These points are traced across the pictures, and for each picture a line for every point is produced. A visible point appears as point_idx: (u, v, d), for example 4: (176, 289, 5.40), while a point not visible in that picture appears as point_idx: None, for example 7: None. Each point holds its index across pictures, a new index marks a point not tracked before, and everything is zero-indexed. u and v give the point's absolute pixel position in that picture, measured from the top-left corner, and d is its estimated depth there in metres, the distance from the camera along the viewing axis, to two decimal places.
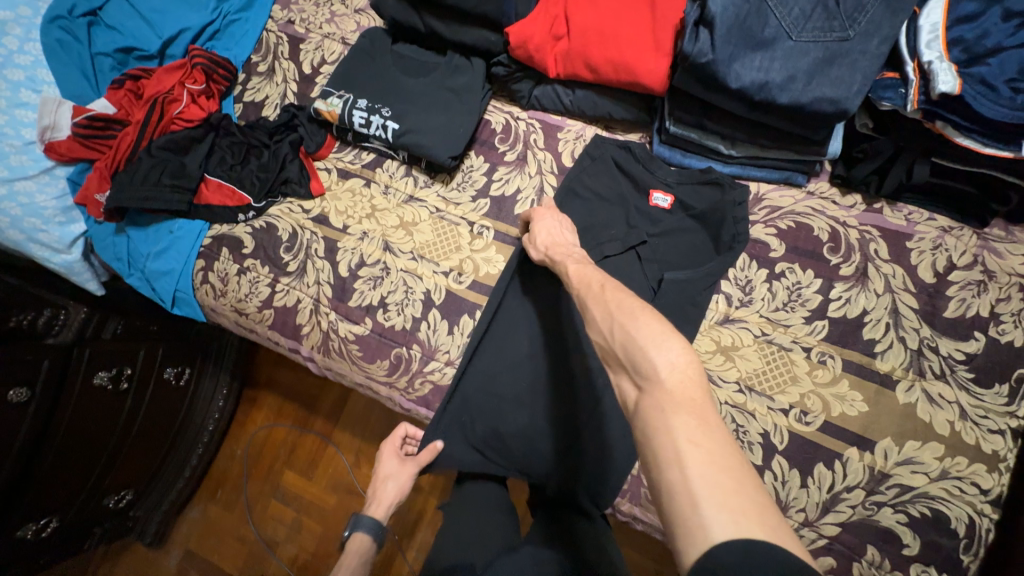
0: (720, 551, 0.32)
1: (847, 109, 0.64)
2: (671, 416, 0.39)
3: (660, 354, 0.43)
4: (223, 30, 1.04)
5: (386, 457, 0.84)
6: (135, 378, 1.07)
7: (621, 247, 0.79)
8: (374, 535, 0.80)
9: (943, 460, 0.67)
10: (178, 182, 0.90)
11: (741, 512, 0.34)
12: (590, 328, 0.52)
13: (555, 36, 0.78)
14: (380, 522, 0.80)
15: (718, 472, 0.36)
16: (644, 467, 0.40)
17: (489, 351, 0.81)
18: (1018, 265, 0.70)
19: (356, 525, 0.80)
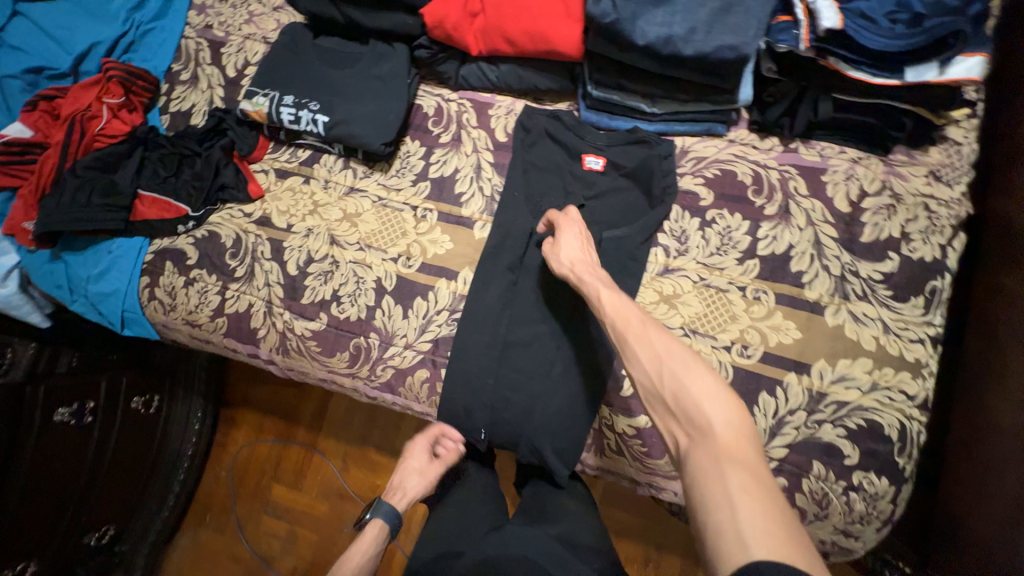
0: (760, 568, 0.39)
1: (747, 53, 0.69)
2: (728, 469, 0.47)
3: (715, 410, 0.51)
4: (139, 41, 1.00)
5: (415, 455, 0.89)
6: (100, 410, 1.05)
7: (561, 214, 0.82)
8: (391, 523, 0.85)
9: (873, 373, 0.72)
10: (110, 200, 0.88)
11: (785, 555, 0.41)
12: (635, 369, 0.59)
13: (471, 13, 0.79)
14: (397, 511, 0.85)
15: (765, 513, 0.44)
16: (694, 502, 0.47)
17: (452, 332, 0.82)
18: (921, 185, 0.76)
19: (377, 510, 0.86)
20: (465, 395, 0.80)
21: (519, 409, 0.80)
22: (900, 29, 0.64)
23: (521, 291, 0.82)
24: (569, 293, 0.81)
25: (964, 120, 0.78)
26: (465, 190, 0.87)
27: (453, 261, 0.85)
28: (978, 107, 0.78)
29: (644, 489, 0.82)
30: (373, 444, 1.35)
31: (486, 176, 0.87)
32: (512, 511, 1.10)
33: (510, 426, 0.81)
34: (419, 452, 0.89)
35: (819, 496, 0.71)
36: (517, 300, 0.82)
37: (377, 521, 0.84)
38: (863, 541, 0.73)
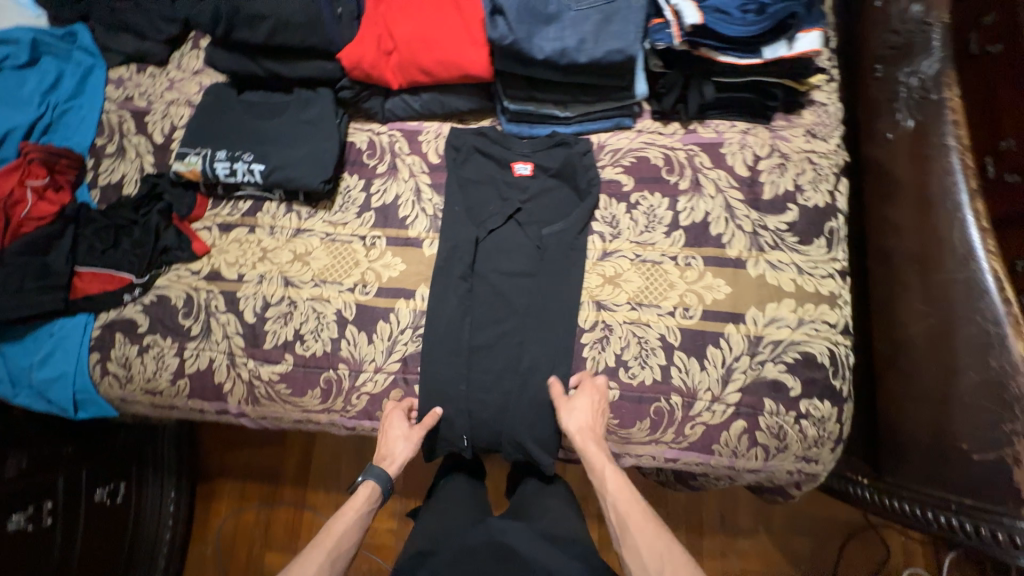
0: None
1: (633, 53, 0.79)
2: None
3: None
4: (57, 122, 0.99)
5: (395, 421, 0.82)
6: (60, 510, 1.03)
7: (502, 220, 0.89)
8: (383, 485, 0.80)
9: (798, 311, 0.82)
10: (47, 282, 0.87)
11: None
12: (635, 560, 0.69)
13: (385, 52, 0.84)
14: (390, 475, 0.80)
15: None
16: None
17: (420, 347, 0.85)
18: (802, 144, 0.88)
19: (368, 474, 0.80)
20: (442, 405, 0.83)
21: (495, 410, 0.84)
22: (750, 17, 0.77)
23: (478, 299, 0.87)
24: (523, 292, 0.86)
25: (825, 85, 0.91)
26: (408, 213, 0.91)
27: (408, 281, 0.88)
28: (833, 72, 0.92)
29: (626, 461, 0.85)
30: None
31: (426, 197, 0.92)
32: (497, 513, 1.18)
33: (489, 427, 0.84)
34: (399, 418, 0.82)
35: (775, 430, 0.79)
36: (476, 308, 0.86)
37: (368, 484, 0.79)
38: (823, 463, 0.81)
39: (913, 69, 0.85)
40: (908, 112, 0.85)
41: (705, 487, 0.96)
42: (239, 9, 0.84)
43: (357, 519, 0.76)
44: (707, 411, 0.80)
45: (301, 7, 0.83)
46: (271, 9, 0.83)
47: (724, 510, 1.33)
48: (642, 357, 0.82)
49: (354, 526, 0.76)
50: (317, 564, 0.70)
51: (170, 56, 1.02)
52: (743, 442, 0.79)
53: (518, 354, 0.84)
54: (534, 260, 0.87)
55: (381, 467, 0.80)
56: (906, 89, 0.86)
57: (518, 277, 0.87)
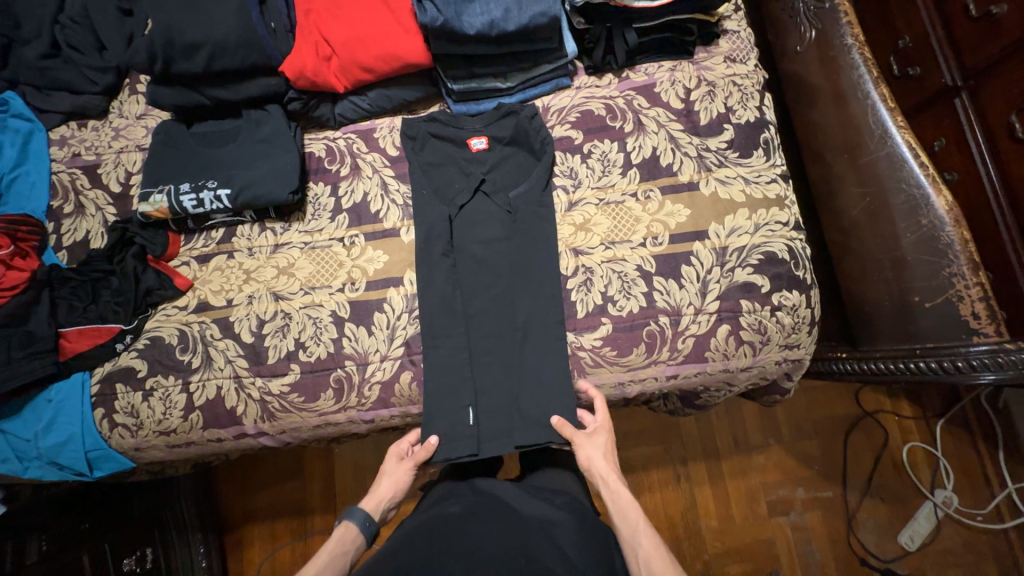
0: None
1: (555, 13, 0.85)
2: None
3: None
4: (6, 191, 0.98)
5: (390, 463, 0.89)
6: None
7: (470, 194, 0.94)
8: (363, 529, 0.83)
9: (753, 217, 0.89)
10: (34, 348, 0.87)
11: None
12: None
13: (325, 57, 0.88)
14: (371, 516, 0.85)
15: None
16: None
17: (422, 324, 0.89)
18: (723, 70, 0.96)
19: (349, 515, 0.84)
20: (452, 373, 0.88)
21: (503, 369, 0.90)
22: None
23: (464, 271, 0.92)
24: (504, 256, 0.92)
25: (734, 14, 1.00)
26: (380, 207, 0.95)
27: (394, 269, 0.92)
28: (738, 2, 1.00)
29: (633, 389, 0.89)
30: None
31: (393, 189, 0.95)
32: (502, 476, 1.27)
33: (501, 388, 0.89)
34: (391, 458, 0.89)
35: (757, 326, 0.86)
36: (466, 281, 0.92)
37: (347, 525, 0.82)
38: (804, 347, 0.88)
39: None
40: (809, 24, 0.96)
41: (709, 403, 1.02)
42: (174, 41, 0.86)
43: (332, 561, 0.78)
44: (693, 323, 0.87)
45: (234, 27, 0.86)
46: (206, 36, 0.85)
47: (736, 432, 1.41)
48: (625, 289, 0.88)
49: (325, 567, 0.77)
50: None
51: (110, 106, 1.03)
52: (731, 343, 0.87)
53: (515, 315, 0.90)
54: (508, 226, 0.93)
55: (364, 507, 0.85)
56: (802, 4, 0.97)
57: (497, 244, 0.93)
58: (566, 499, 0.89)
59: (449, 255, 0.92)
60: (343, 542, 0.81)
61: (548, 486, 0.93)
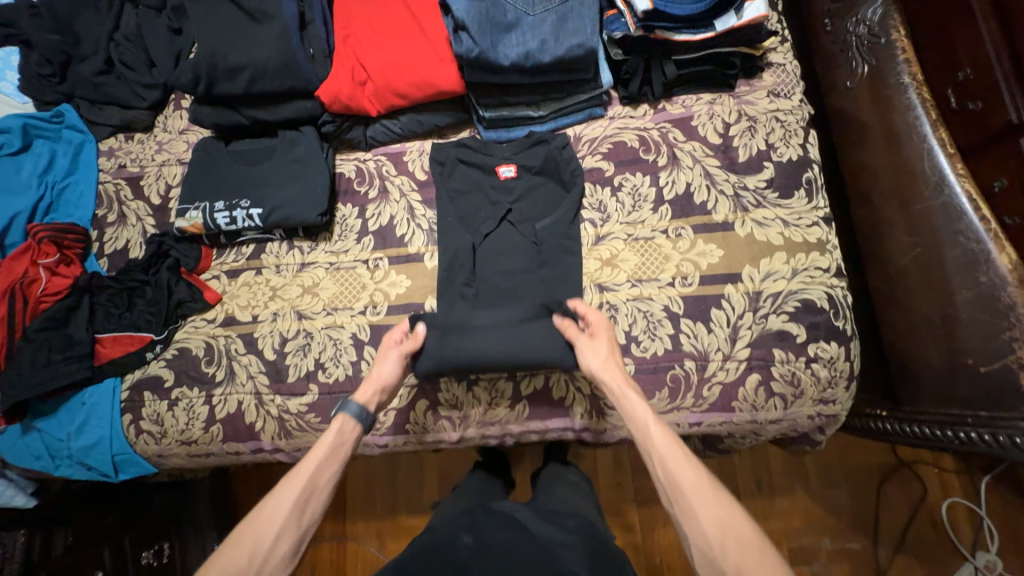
0: None
1: (592, 46, 0.83)
2: None
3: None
4: (57, 200, 1.03)
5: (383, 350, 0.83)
6: None
7: (495, 223, 0.93)
8: (360, 419, 0.78)
9: (790, 262, 0.85)
10: (71, 353, 0.90)
11: None
12: (694, 529, 0.64)
13: (360, 82, 0.89)
14: (368, 410, 0.79)
15: None
16: None
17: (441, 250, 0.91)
18: (766, 104, 0.92)
19: (343, 408, 0.78)
20: (464, 303, 0.89)
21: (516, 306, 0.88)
22: None
23: (483, 297, 0.90)
24: (524, 283, 0.90)
25: (779, 46, 0.95)
26: (405, 231, 0.95)
27: (416, 294, 0.92)
28: (785, 33, 0.96)
29: None
30: (400, 509, 1.35)
31: (420, 214, 0.95)
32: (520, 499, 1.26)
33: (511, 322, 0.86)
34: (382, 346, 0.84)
35: (789, 377, 0.82)
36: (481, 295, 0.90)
37: (344, 422, 0.77)
38: (841, 403, 0.83)
39: (859, 18, 0.92)
40: (862, 59, 0.91)
41: (733, 448, 0.99)
42: (218, 64, 0.88)
43: (332, 458, 0.74)
44: (720, 370, 0.83)
45: (275, 52, 0.88)
46: (248, 59, 0.87)
47: (759, 473, 1.35)
48: (651, 329, 0.85)
49: (328, 462, 0.73)
50: (292, 504, 0.69)
51: (156, 120, 1.07)
52: (761, 394, 0.82)
53: (534, 253, 0.91)
54: (533, 253, 0.91)
55: (359, 400, 0.79)
56: (855, 37, 0.92)
57: (520, 271, 0.91)
58: (579, 522, 0.85)
59: (468, 281, 0.90)
60: (339, 436, 0.76)
61: (563, 511, 0.88)
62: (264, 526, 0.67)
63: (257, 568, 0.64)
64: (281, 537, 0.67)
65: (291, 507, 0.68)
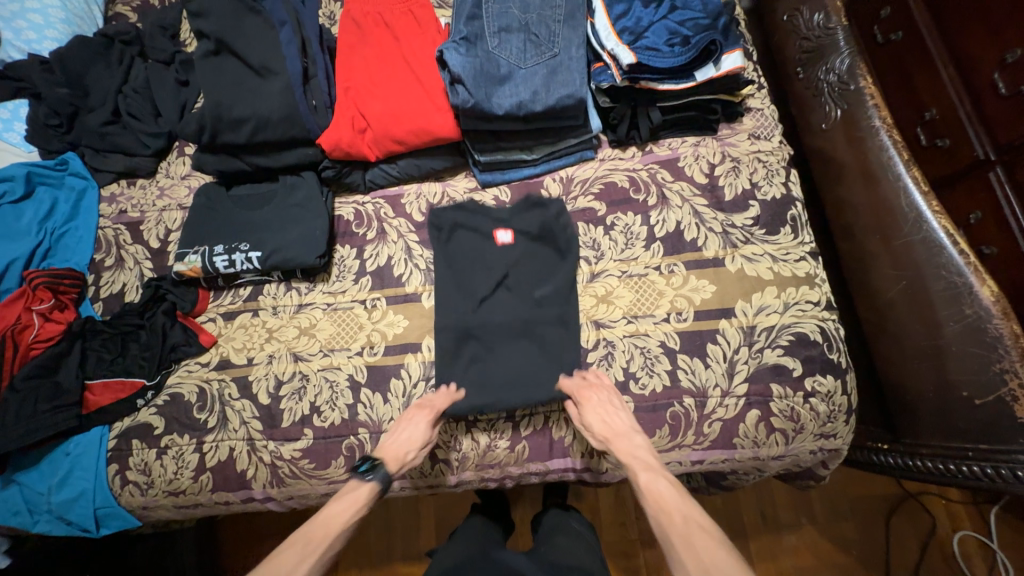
0: None
1: (582, 96, 0.88)
2: None
3: None
4: (56, 245, 1.04)
5: (410, 422, 0.83)
6: None
7: (492, 289, 0.93)
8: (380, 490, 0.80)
9: (782, 296, 0.87)
10: (58, 401, 0.88)
11: None
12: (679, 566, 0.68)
13: (360, 130, 0.93)
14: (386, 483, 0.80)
15: None
16: None
17: (450, 268, 0.95)
18: (748, 146, 0.97)
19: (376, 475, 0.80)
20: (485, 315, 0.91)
21: (523, 322, 0.90)
22: (677, 48, 0.87)
23: (484, 349, 0.90)
24: (522, 345, 0.89)
25: (757, 92, 1.01)
26: (402, 271, 0.96)
27: (413, 334, 0.92)
28: (761, 81, 1.02)
29: None
30: (395, 553, 1.29)
31: (417, 253, 0.97)
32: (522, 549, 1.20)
33: (521, 353, 0.89)
34: (413, 413, 0.83)
35: (789, 412, 0.82)
36: (487, 346, 0.90)
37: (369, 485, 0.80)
38: (841, 437, 0.83)
39: (828, 67, 0.98)
40: (834, 103, 0.97)
41: (737, 484, 0.97)
42: (222, 115, 0.91)
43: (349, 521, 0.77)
44: (720, 406, 0.83)
45: (279, 103, 0.91)
46: (252, 111, 0.91)
47: (764, 508, 1.31)
48: (648, 366, 0.85)
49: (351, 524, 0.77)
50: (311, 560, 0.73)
51: (159, 167, 1.09)
52: (762, 430, 0.82)
53: (542, 268, 0.95)
54: (530, 313, 0.91)
55: (387, 470, 0.80)
56: (827, 84, 0.99)
57: (515, 342, 0.90)
58: None
59: (462, 339, 0.90)
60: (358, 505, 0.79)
61: (564, 562, 0.85)
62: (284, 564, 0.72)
63: None
64: None
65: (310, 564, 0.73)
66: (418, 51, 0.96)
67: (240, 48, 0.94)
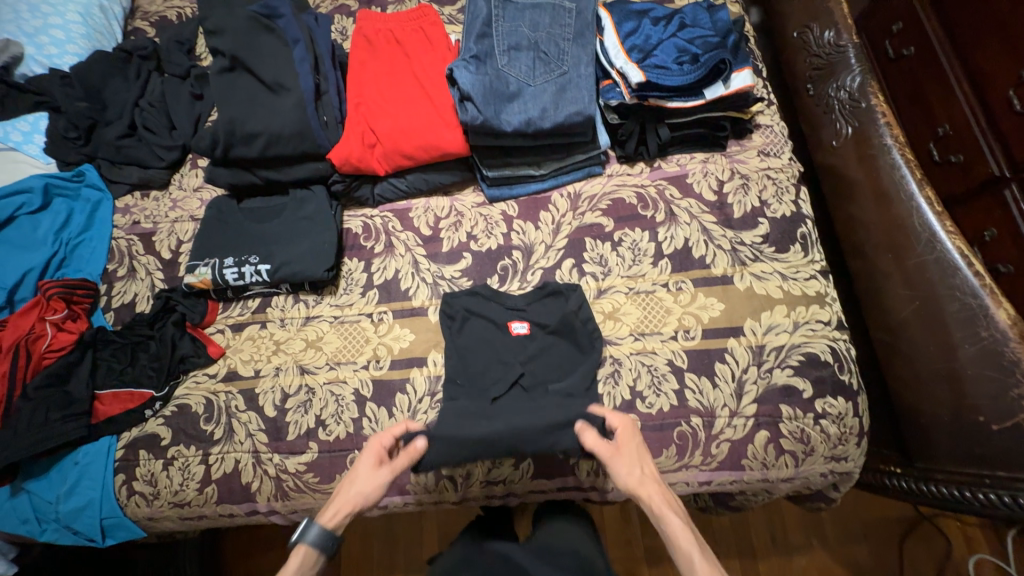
0: None
1: (590, 113, 0.88)
2: None
3: None
4: (71, 255, 1.06)
5: (363, 462, 0.77)
6: None
7: (505, 387, 0.87)
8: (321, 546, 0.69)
9: (791, 315, 0.86)
10: (69, 410, 0.89)
11: None
12: None
13: (370, 145, 0.94)
14: (330, 538, 0.70)
15: None
16: None
17: (459, 359, 0.90)
18: (757, 163, 0.96)
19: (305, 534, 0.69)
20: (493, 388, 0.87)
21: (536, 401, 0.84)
22: (686, 67, 0.87)
23: (486, 418, 0.81)
24: (529, 414, 0.80)
25: (766, 109, 1.01)
26: (410, 284, 0.96)
27: (419, 349, 0.92)
28: (771, 98, 1.02)
29: None
30: (398, 566, 1.28)
31: (424, 267, 0.97)
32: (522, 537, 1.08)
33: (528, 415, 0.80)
34: (368, 454, 0.77)
35: (799, 435, 0.81)
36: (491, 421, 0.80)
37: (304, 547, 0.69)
38: (853, 460, 0.81)
39: (839, 84, 0.98)
40: (845, 121, 0.96)
41: (745, 505, 0.95)
42: (235, 130, 0.93)
43: None
44: (728, 426, 0.82)
45: (290, 119, 0.92)
46: (264, 126, 0.92)
47: (773, 529, 1.28)
48: (655, 385, 0.84)
49: None
50: None
51: (172, 179, 1.11)
52: (771, 452, 0.81)
53: (561, 364, 0.88)
54: (545, 403, 0.82)
55: (322, 524, 0.70)
56: (838, 101, 0.98)
57: (524, 411, 0.81)
58: None
59: (467, 412, 0.82)
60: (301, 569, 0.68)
61: None
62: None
63: None
64: None
65: None
66: (428, 68, 0.97)
67: (254, 64, 0.95)
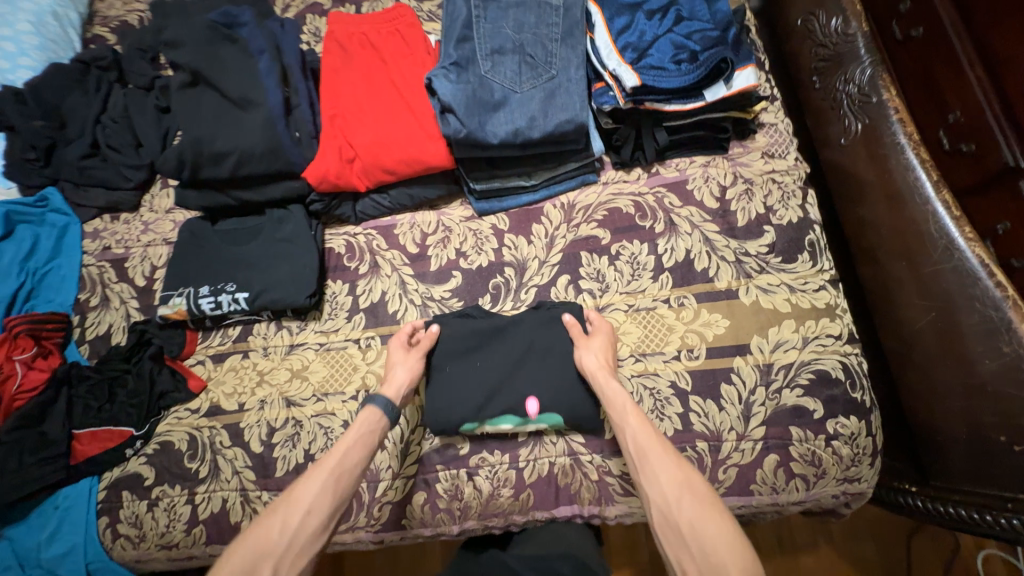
0: None
1: (582, 120, 0.82)
2: None
3: (718, 541, 0.59)
4: (39, 286, 1.01)
5: (394, 349, 0.83)
6: None
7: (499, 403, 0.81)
8: (387, 414, 0.77)
9: (800, 330, 0.81)
10: (46, 453, 0.85)
11: None
12: (654, 491, 0.65)
13: (347, 161, 0.87)
14: (392, 403, 0.77)
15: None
16: None
17: (445, 374, 0.83)
18: (762, 166, 0.91)
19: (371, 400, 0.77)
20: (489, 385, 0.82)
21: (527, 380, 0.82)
22: (684, 67, 0.81)
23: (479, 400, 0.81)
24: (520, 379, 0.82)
25: (770, 106, 0.95)
26: (397, 307, 0.91)
27: None
28: (774, 93, 0.96)
29: None
30: None
31: (412, 288, 0.92)
32: None
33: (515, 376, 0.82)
34: (397, 342, 0.83)
35: (810, 457, 0.77)
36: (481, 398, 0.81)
37: (375, 418, 0.76)
38: (867, 481, 0.78)
39: (847, 77, 0.91)
40: (854, 116, 0.90)
41: (754, 523, 0.92)
42: (202, 150, 0.86)
43: (358, 442, 0.73)
44: (736, 451, 0.78)
45: (260, 136, 0.86)
46: (233, 145, 0.86)
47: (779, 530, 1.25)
48: (659, 409, 0.80)
49: (357, 446, 0.73)
50: (320, 487, 0.68)
51: (142, 200, 1.05)
52: (781, 476, 0.77)
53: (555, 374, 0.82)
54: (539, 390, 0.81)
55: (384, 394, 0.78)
56: (846, 96, 0.92)
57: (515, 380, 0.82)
58: None
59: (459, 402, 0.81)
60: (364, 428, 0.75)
61: None
62: (291, 505, 0.67)
63: (283, 551, 0.64)
64: (310, 514, 0.67)
65: (320, 487, 0.68)
66: (407, 74, 0.90)
67: (218, 78, 0.88)
